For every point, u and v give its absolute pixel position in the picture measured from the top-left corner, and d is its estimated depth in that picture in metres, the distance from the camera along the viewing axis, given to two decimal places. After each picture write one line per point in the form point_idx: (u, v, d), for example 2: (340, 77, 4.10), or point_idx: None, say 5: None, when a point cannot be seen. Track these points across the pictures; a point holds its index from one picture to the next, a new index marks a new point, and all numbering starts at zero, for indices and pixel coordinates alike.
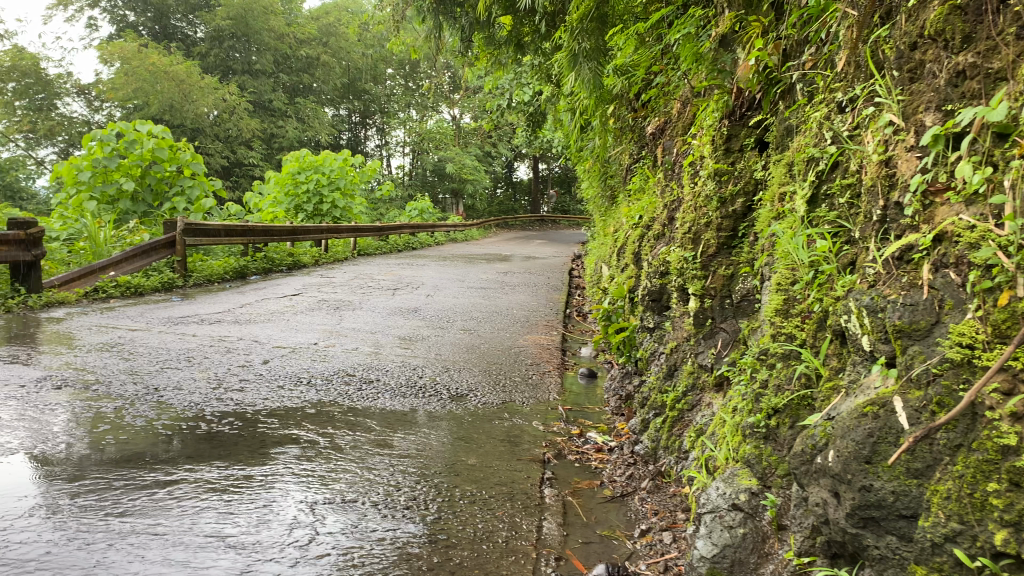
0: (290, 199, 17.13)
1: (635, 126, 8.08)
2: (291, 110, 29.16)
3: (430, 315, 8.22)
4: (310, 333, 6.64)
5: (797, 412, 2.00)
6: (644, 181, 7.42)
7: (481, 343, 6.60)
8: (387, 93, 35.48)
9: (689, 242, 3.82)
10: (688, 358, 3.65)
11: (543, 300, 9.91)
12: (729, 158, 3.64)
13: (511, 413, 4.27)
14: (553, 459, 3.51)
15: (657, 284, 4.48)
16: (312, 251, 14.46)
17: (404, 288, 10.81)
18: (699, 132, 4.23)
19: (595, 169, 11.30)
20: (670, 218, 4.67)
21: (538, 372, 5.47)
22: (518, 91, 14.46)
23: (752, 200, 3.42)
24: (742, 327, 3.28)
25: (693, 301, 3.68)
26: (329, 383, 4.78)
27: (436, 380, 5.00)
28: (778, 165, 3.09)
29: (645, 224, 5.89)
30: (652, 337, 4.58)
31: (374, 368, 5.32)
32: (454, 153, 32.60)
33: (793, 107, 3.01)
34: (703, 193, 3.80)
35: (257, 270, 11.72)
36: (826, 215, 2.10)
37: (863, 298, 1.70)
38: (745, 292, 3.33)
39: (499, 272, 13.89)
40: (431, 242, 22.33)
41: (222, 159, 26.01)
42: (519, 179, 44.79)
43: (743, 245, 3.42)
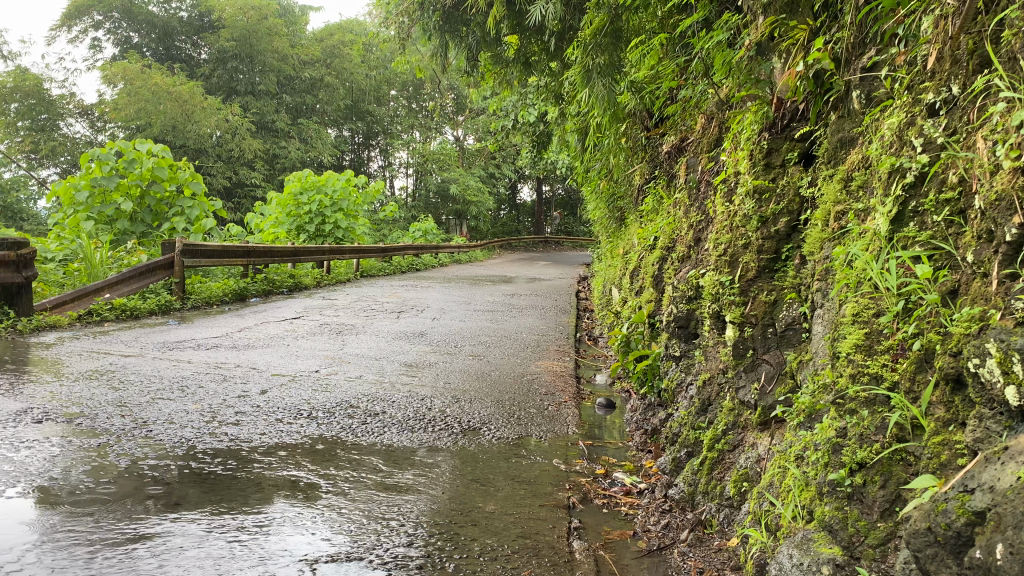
0: (292, 219, 16.88)
1: (649, 145, 7.80)
2: (294, 130, 29.01)
3: (437, 340, 7.90)
4: (311, 360, 6.31)
5: (890, 469, 1.70)
6: (659, 201, 7.12)
7: (491, 371, 6.27)
8: (390, 114, 35.39)
9: (724, 266, 3.50)
10: (726, 393, 3.33)
11: (552, 324, 9.60)
12: (769, 174, 3.33)
13: (527, 450, 3.95)
14: (579, 505, 3.19)
15: (684, 309, 4.17)
16: (314, 272, 14.18)
17: (408, 311, 10.49)
18: (731, 147, 3.92)
19: (604, 190, 11.02)
20: (698, 240, 4.35)
21: (553, 403, 5.14)
22: (523, 112, 14.22)
23: (798, 219, 3.12)
24: (788, 359, 2.96)
25: (729, 330, 3.37)
26: (331, 416, 4.45)
27: (447, 412, 4.68)
28: (831, 181, 2.79)
29: (665, 247, 5.58)
30: (678, 366, 4.26)
31: (380, 398, 4.98)
32: (457, 174, 32.41)
33: (854, 117, 2.71)
34: (740, 212, 3.48)
35: (258, 292, 11.43)
36: (918, 236, 1.80)
37: (1014, 341, 1.38)
38: (790, 321, 3.03)
39: (505, 294, 13.61)
40: (434, 264, 22.03)
41: (224, 180, 25.83)
42: (522, 200, 44.58)
43: (787, 270, 3.11)
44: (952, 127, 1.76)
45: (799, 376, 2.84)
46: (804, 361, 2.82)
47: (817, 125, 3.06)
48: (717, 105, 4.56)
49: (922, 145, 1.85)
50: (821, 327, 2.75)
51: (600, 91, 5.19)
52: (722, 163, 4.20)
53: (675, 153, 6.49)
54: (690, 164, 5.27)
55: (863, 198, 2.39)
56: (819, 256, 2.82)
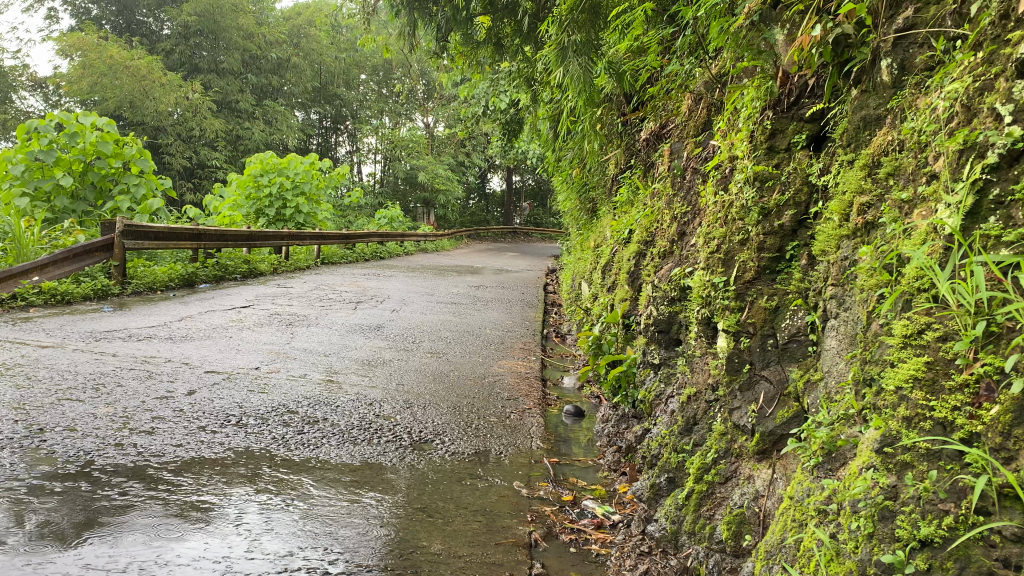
0: (251, 202, 16.19)
1: (625, 133, 7.34)
2: (259, 111, 28.04)
3: (394, 335, 7.38)
4: (254, 355, 5.76)
5: (967, 554, 1.25)
6: (634, 192, 6.67)
7: (451, 371, 5.78)
8: (360, 98, 34.53)
9: (717, 264, 3.04)
10: (715, 413, 2.88)
11: (518, 319, 9.14)
12: (772, 159, 2.89)
13: (484, 467, 3.47)
14: (541, 543, 2.74)
15: (666, 312, 3.74)
16: (270, 257, 13.52)
17: (367, 302, 9.93)
18: (727, 127, 3.47)
19: (576, 180, 10.55)
20: (683, 234, 3.90)
21: (517, 410, 4.66)
22: (494, 98, 13.66)
23: (806, 212, 2.69)
24: (791, 377, 2.54)
25: (721, 339, 2.92)
26: (264, 424, 3.92)
27: (397, 420, 4.18)
28: (852, 167, 2.36)
29: (643, 241, 5.12)
30: (657, 376, 3.83)
31: (322, 402, 4.47)
32: (426, 161, 31.73)
33: (890, 91, 2.27)
34: (737, 202, 3.00)
35: (208, 277, 10.78)
36: (1004, 234, 1.35)
37: None
38: (794, 332, 2.60)
39: (472, 286, 13.11)
40: (400, 252, 21.42)
41: (184, 161, 24.88)
42: (492, 189, 44.00)
43: (795, 271, 2.67)
44: None
45: (809, 401, 2.41)
46: (814, 382, 2.40)
47: (832, 101, 2.64)
48: (707, 84, 4.14)
49: (1010, 112, 1.39)
50: (836, 342, 2.31)
51: (576, 70, 4.70)
52: (715, 147, 3.73)
53: (654, 141, 6.05)
54: (671, 150, 4.83)
55: (910, 188, 1.95)
56: (839, 257, 2.37)
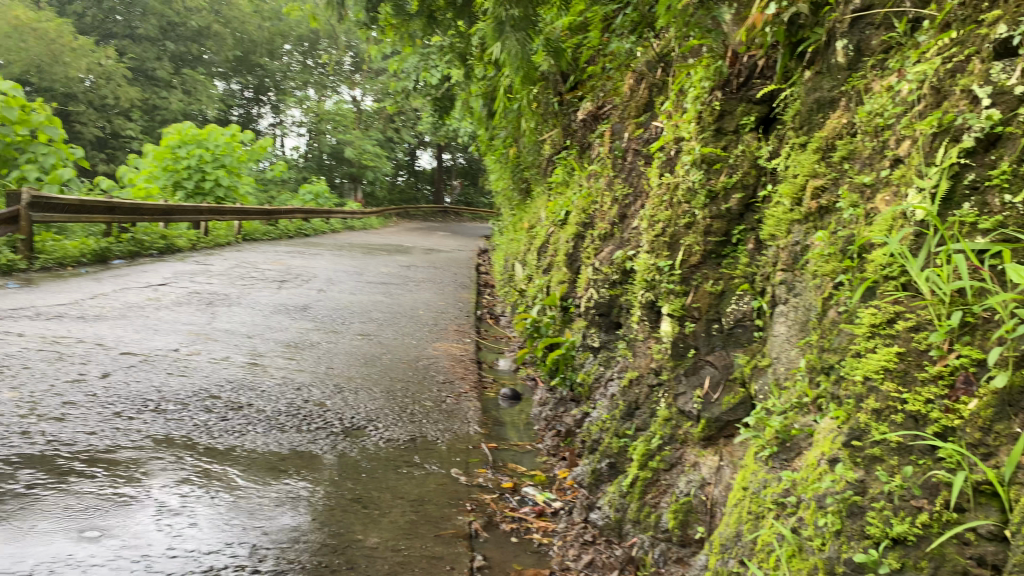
0: (169, 174, 15.53)
1: (561, 113, 7.26)
2: (178, 80, 26.87)
3: (322, 315, 7.16)
4: (173, 336, 5.47)
5: (943, 553, 1.21)
6: (569, 173, 6.60)
7: (382, 353, 5.62)
8: (285, 70, 33.52)
9: (662, 247, 2.98)
10: (659, 398, 2.83)
11: (450, 299, 9.00)
12: (720, 141, 2.81)
13: (420, 455, 3.36)
14: (481, 533, 2.65)
15: (607, 295, 3.69)
16: (189, 233, 12.99)
17: (292, 280, 9.62)
18: (673, 108, 3.40)
19: (509, 159, 10.44)
20: (624, 216, 3.85)
21: (451, 394, 4.55)
22: (425, 73, 13.39)
23: (754, 196, 2.64)
24: (737, 362, 2.51)
25: (665, 323, 2.86)
26: (185, 409, 3.71)
27: (327, 406, 4.02)
28: (804, 151, 2.33)
29: (581, 222, 5.05)
30: (596, 359, 3.77)
31: (247, 387, 4.27)
32: (353, 136, 31.06)
33: (846, 73, 2.23)
34: (682, 185, 2.94)
35: (122, 253, 10.26)
36: (980, 221, 1.33)
37: None
38: (739, 317, 2.56)
39: (401, 265, 12.90)
40: (325, 229, 20.93)
41: (96, 130, 23.69)
42: (420, 167, 43.48)
43: (742, 256, 2.63)
44: None
45: (756, 387, 2.37)
46: (762, 369, 2.36)
47: (784, 83, 2.59)
48: (649, 64, 4.08)
49: (989, 95, 1.37)
50: (785, 328, 2.28)
51: (513, 46, 4.58)
52: (658, 128, 3.67)
53: (591, 121, 5.99)
54: (611, 130, 4.75)
55: (869, 173, 1.91)
56: (788, 241, 2.33)
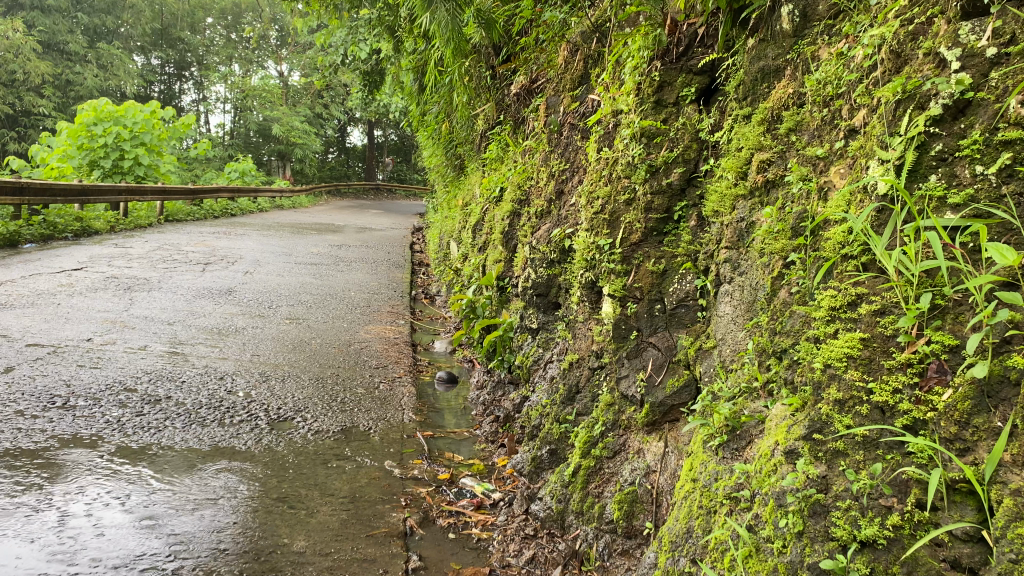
0: (84, 153, 14.78)
1: (495, 87, 7.08)
2: (93, 54, 25.54)
3: (248, 299, 6.87)
4: (86, 325, 5.14)
5: (915, 557, 1.16)
6: (504, 149, 6.44)
7: (312, 338, 5.40)
8: (207, 44, 32.28)
9: (601, 225, 2.86)
10: (600, 381, 2.72)
11: (384, 280, 8.79)
12: (659, 114, 2.70)
13: (351, 446, 3.20)
14: (417, 530, 2.52)
15: (546, 275, 3.56)
16: (107, 215, 12.38)
17: (217, 263, 9.23)
18: (610, 79, 3.27)
19: (442, 135, 10.22)
20: (562, 193, 3.73)
21: (385, 379, 4.38)
22: (353, 46, 12.98)
23: (695, 170, 2.53)
24: (681, 344, 2.41)
25: (606, 305, 2.75)
26: (96, 405, 3.45)
27: (252, 397, 3.81)
28: (749, 123, 2.23)
29: (517, 200, 4.91)
30: (535, 341, 3.66)
31: (166, 378, 4.02)
32: (281, 113, 30.18)
33: (793, 42, 2.13)
34: (622, 159, 2.82)
35: (33, 237, 9.67)
36: (949, 196, 1.25)
37: None
38: (682, 297, 2.47)
39: (332, 245, 12.57)
40: (253, 209, 20.29)
41: (5, 107, 22.37)
42: (352, 144, 42.63)
43: (684, 233, 2.52)
44: (1011, 31, 1.21)
45: (702, 370, 2.28)
46: (707, 351, 2.27)
47: (726, 53, 2.48)
48: (584, 35, 3.94)
49: (958, 58, 1.28)
50: (731, 308, 2.19)
51: (443, 17, 4.39)
52: (595, 101, 3.54)
53: (526, 95, 5.86)
54: (546, 104, 4.60)
55: (820, 146, 1.82)
56: (732, 218, 2.23)
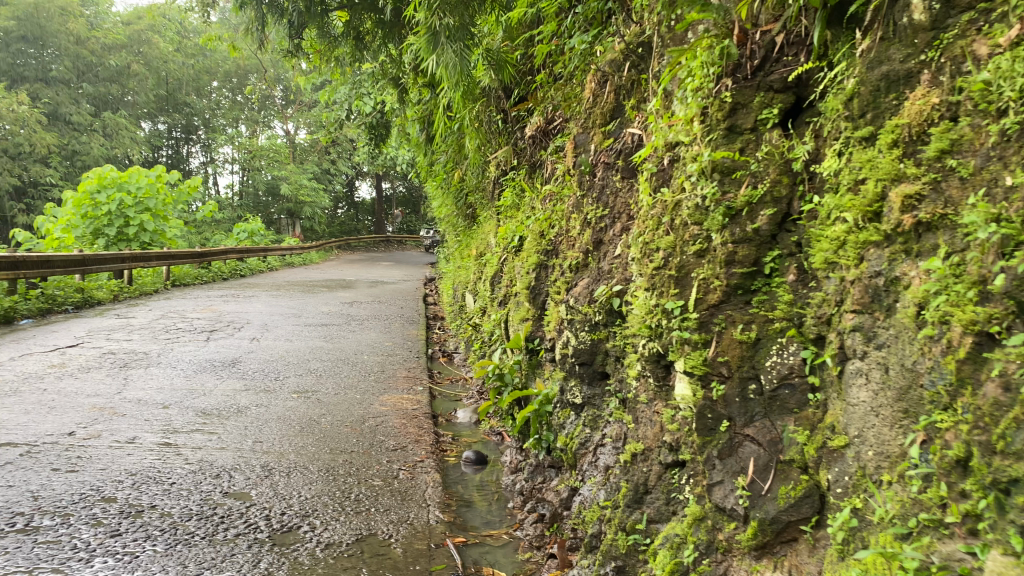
0: (88, 222, 14.42)
1: (507, 131, 6.60)
2: (98, 123, 25.33)
3: (253, 371, 6.34)
4: (71, 415, 4.59)
5: None
6: (520, 195, 5.94)
7: (322, 415, 4.84)
8: (213, 106, 32.24)
9: (666, 283, 2.29)
10: (681, 485, 2.15)
11: (399, 339, 8.28)
12: (733, 143, 2.16)
13: (368, 567, 2.61)
14: None
15: (590, 341, 3.01)
16: (109, 284, 11.93)
17: (222, 330, 8.73)
18: (659, 110, 2.74)
19: (451, 184, 9.77)
20: (600, 242, 3.20)
21: (405, 466, 3.80)
22: (358, 100, 12.62)
23: (790, 210, 1.99)
24: (793, 439, 1.87)
25: (679, 384, 2.18)
26: (65, 524, 2.88)
27: (252, 499, 3.24)
28: (874, 146, 1.69)
29: (542, 251, 4.37)
30: (580, 420, 3.09)
31: (152, 480, 3.44)
32: (289, 171, 30.00)
33: (934, 33, 1.60)
34: (687, 201, 2.27)
35: (30, 312, 9.20)
36: None
37: None
38: (785, 374, 1.92)
39: (344, 302, 12.11)
40: (263, 269, 19.91)
41: (14, 180, 22.18)
42: (361, 197, 42.59)
43: (779, 291, 1.97)
44: None
45: (832, 478, 1.71)
46: (838, 453, 1.71)
47: (824, 61, 1.97)
48: (614, 62, 3.45)
49: None
50: (869, 395, 1.64)
51: (450, 59, 3.93)
52: (636, 134, 3.02)
53: (543, 137, 5.36)
54: (571, 143, 4.08)
55: (1015, 173, 1.31)
56: (860, 272, 1.68)
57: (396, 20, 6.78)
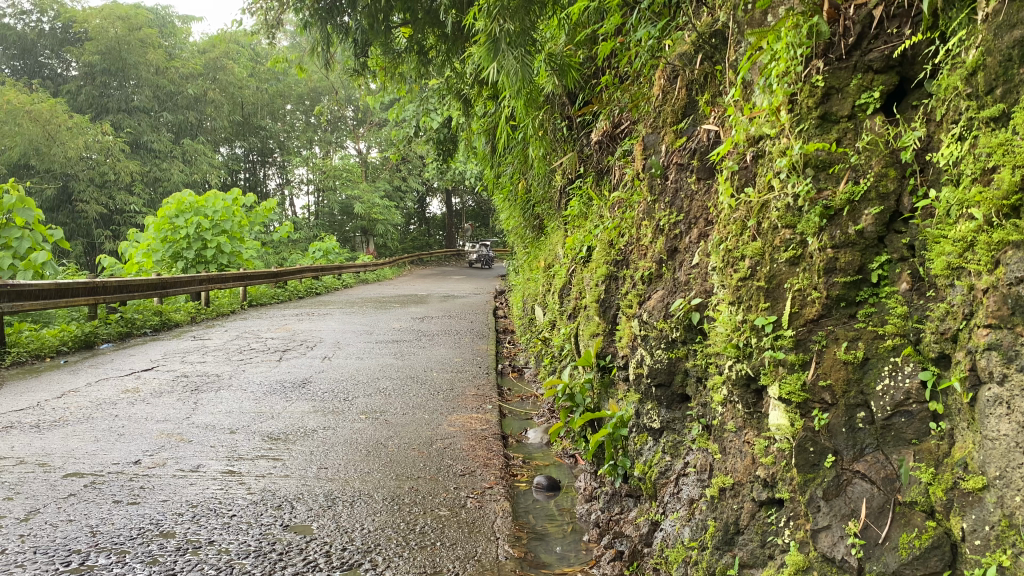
0: (168, 245, 14.77)
1: (573, 138, 6.37)
2: (178, 150, 26.09)
3: (322, 391, 6.25)
4: (138, 442, 4.54)
5: None
6: (587, 203, 5.71)
7: (389, 438, 4.69)
8: (287, 129, 32.97)
9: (754, 296, 2.03)
10: (780, 529, 1.87)
11: (469, 354, 8.12)
12: (827, 133, 1.89)
13: None
14: None
15: (667, 360, 2.75)
16: (187, 307, 12.16)
17: (294, 350, 8.73)
18: (738, 103, 2.49)
19: (518, 195, 9.60)
20: (676, 250, 2.94)
21: (473, 493, 3.60)
22: (425, 116, 12.60)
23: (901, 207, 1.72)
24: (913, 477, 1.58)
25: (774, 413, 1.92)
26: (119, 564, 2.77)
27: (312, 533, 3.07)
28: (1008, 127, 1.42)
29: (612, 261, 4.12)
30: (659, 445, 2.83)
31: (212, 512, 3.32)
32: (361, 190, 30.37)
33: None
34: (776, 201, 2.01)
35: (110, 336, 9.38)
36: None
37: None
38: (901, 400, 1.64)
39: (415, 318, 12.06)
40: (337, 286, 20.12)
41: (100, 208, 22.99)
42: (432, 213, 42.96)
43: (890, 303, 1.70)
44: None
45: (968, 528, 1.43)
46: (975, 498, 1.42)
47: (935, 32, 1.69)
48: (685, 55, 3.20)
49: None
50: (1012, 428, 1.35)
51: (511, 66, 3.75)
52: (713, 130, 2.76)
53: (610, 142, 5.13)
54: (640, 145, 3.82)
55: None
56: (994, 279, 1.40)
57: (458, 32, 6.68)
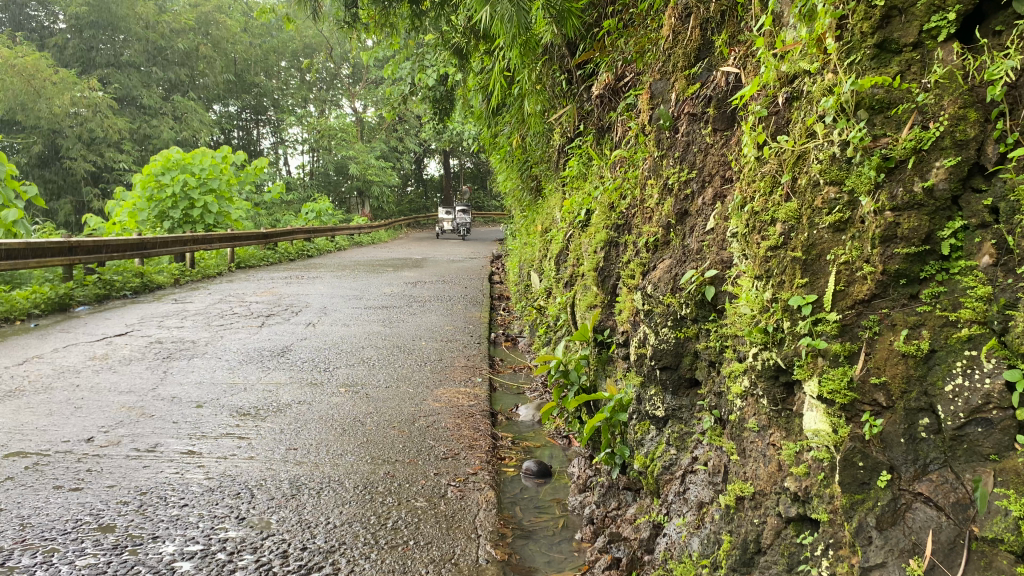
0: (154, 204, 14.30)
1: (572, 93, 5.94)
2: (168, 107, 25.42)
3: (303, 361, 5.90)
4: (96, 417, 4.19)
5: None
6: (586, 164, 5.31)
7: (368, 414, 4.34)
8: (281, 87, 32.21)
9: (787, 269, 1.66)
10: (815, 557, 1.52)
11: (460, 321, 7.76)
12: (886, 65, 1.51)
13: None
14: None
15: (675, 339, 2.39)
16: (172, 268, 11.75)
17: (277, 315, 8.36)
18: (767, 36, 2.10)
19: (514, 155, 9.16)
20: (686, 213, 2.57)
21: (456, 480, 3.26)
22: (419, 73, 12.09)
23: (984, 157, 1.34)
24: (996, 505, 1.23)
25: (810, 414, 1.57)
26: (45, 564, 2.43)
27: (271, 528, 2.74)
28: None
29: (613, 225, 3.74)
30: (663, 436, 2.48)
31: (162, 501, 2.97)
32: (357, 151, 29.75)
33: None
34: (819, 152, 1.63)
35: (87, 298, 8.99)
36: None
37: None
38: (978, 405, 1.28)
39: (408, 283, 11.68)
40: (330, 248, 19.68)
41: (87, 165, 22.40)
42: (429, 175, 42.38)
43: (966, 281, 1.33)
44: None
45: None
46: None
47: None
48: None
49: None
50: None
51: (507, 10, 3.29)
52: (733, 73, 2.37)
53: (613, 96, 4.71)
54: (646, 95, 3.43)
55: None
56: None
57: None
